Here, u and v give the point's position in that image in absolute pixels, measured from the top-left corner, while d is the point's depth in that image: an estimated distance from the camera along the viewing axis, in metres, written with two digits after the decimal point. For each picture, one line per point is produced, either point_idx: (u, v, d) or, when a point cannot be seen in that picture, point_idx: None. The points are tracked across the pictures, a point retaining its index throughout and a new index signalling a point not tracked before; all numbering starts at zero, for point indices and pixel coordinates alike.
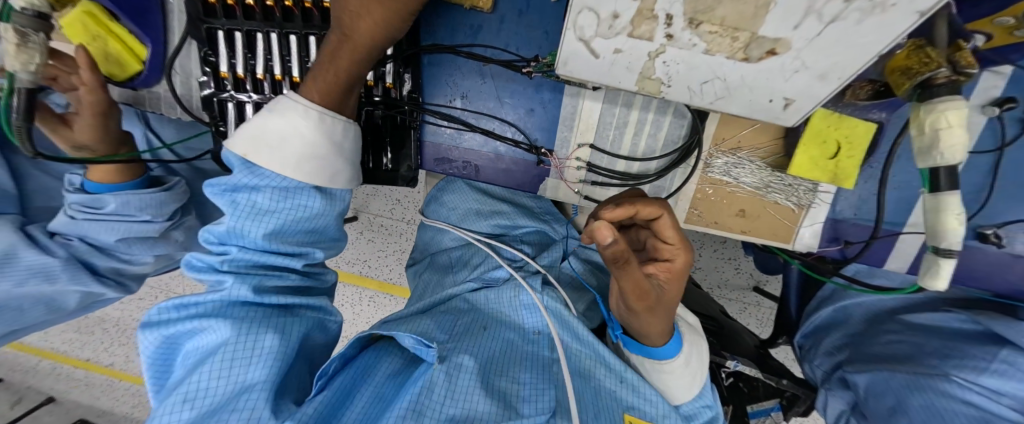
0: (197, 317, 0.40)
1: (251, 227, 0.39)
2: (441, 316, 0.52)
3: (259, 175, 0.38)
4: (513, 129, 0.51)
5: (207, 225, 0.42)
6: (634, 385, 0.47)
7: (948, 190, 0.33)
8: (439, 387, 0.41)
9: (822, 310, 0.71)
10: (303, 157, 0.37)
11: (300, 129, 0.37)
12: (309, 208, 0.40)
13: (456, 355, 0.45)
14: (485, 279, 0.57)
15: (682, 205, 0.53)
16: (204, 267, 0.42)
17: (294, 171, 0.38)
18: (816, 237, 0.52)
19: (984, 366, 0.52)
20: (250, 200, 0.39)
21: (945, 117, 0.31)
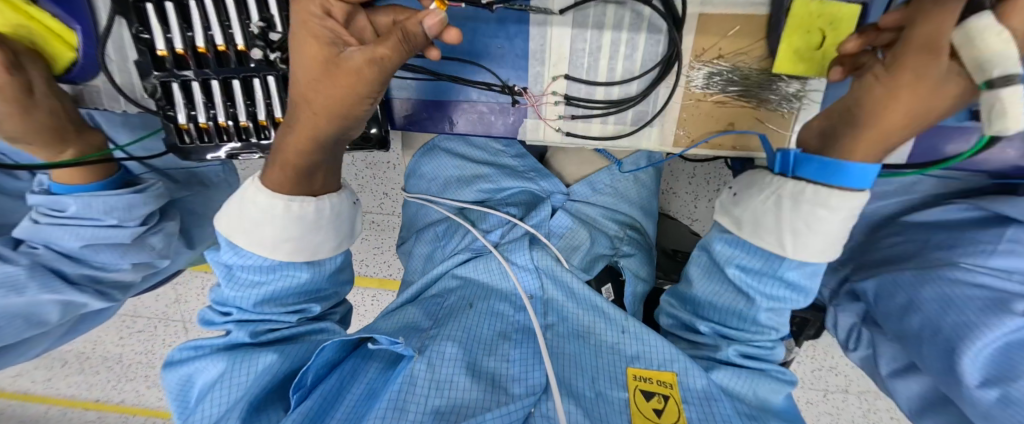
0: (204, 357, 0.52)
1: (246, 295, 0.53)
2: (428, 304, 0.62)
3: (242, 256, 0.51)
4: (483, 70, 0.52)
5: (216, 289, 0.57)
6: (638, 334, 0.53)
7: (983, 24, 0.29)
8: (420, 378, 0.47)
9: None
10: (280, 239, 0.49)
11: (270, 216, 0.48)
12: (301, 277, 0.54)
13: (435, 346, 0.52)
14: (473, 248, 0.66)
15: (667, 127, 0.53)
16: (217, 320, 0.57)
17: (274, 251, 0.49)
18: None
19: (991, 248, 0.51)
20: (244, 275, 0.52)
21: (984, 28, 0.29)
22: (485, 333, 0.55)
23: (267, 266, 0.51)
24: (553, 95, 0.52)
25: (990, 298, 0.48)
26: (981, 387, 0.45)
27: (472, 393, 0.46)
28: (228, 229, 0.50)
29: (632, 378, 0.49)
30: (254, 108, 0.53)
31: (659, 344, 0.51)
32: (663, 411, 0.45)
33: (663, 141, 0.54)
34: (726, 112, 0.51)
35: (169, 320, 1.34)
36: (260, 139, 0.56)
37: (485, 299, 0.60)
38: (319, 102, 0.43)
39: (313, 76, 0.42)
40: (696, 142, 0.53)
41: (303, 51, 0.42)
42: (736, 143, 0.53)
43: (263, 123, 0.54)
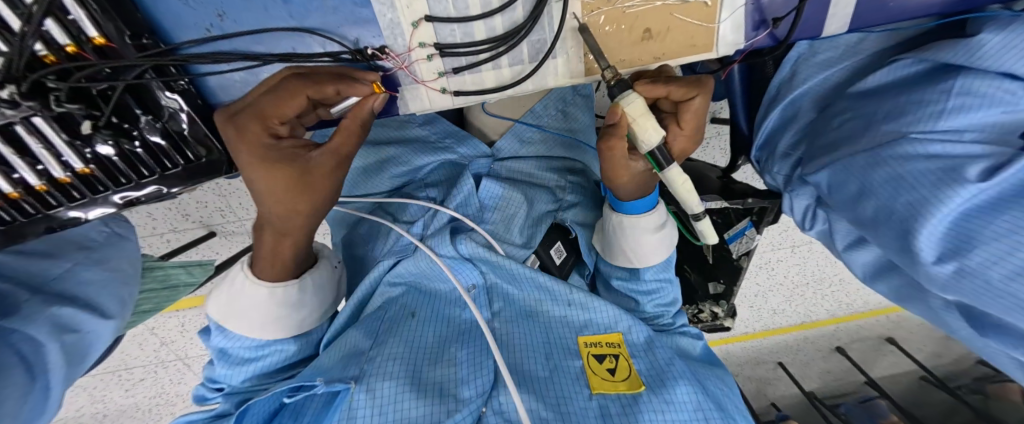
0: None
1: (236, 371, 0.54)
2: (368, 321, 0.56)
3: (232, 338, 0.53)
4: (319, 37, 0.39)
5: (206, 365, 0.58)
6: (583, 303, 0.54)
7: (668, 167, 0.43)
8: (362, 407, 0.44)
9: (772, 112, 0.73)
10: (267, 321, 0.51)
11: (258, 303, 0.50)
12: (288, 349, 0.55)
13: (375, 367, 0.48)
14: (397, 250, 0.59)
15: (573, 54, 0.43)
16: (210, 393, 0.59)
17: (266, 332, 0.51)
18: (738, 29, 0.43)
19: (940, 109, 0.46)
20: (235, 352, 0.54)
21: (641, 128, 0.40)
22: (433, 340, 0.53)
23: (258, 345, 0.53)
24: (423, 48, 0.40)
25: (944, 168, 0.44)
26: (937, 263, 0.45)
27: (422, 408, 0.44)
28: (217, 314, 0.52)
29: (584, 346, 0.51)
30: (40, 165, 0.39)
31: (603, 309, 0.54)
32: (616, 369, 0.49)
33: (572, 72, 0.44)
34: (639, 16, 0.40)
35: (164, 360, 1.34)
36: (71, 199, 0.42)
37: (428, 303, 0.57)
38: (299, 205, 0.43)
39: (286, 194, 0.42)
40: (613, 63, 0.44)
41: (264, 174, 0.41)
42: (659, 52, 0.44)
43: (65, 180, 0.40)
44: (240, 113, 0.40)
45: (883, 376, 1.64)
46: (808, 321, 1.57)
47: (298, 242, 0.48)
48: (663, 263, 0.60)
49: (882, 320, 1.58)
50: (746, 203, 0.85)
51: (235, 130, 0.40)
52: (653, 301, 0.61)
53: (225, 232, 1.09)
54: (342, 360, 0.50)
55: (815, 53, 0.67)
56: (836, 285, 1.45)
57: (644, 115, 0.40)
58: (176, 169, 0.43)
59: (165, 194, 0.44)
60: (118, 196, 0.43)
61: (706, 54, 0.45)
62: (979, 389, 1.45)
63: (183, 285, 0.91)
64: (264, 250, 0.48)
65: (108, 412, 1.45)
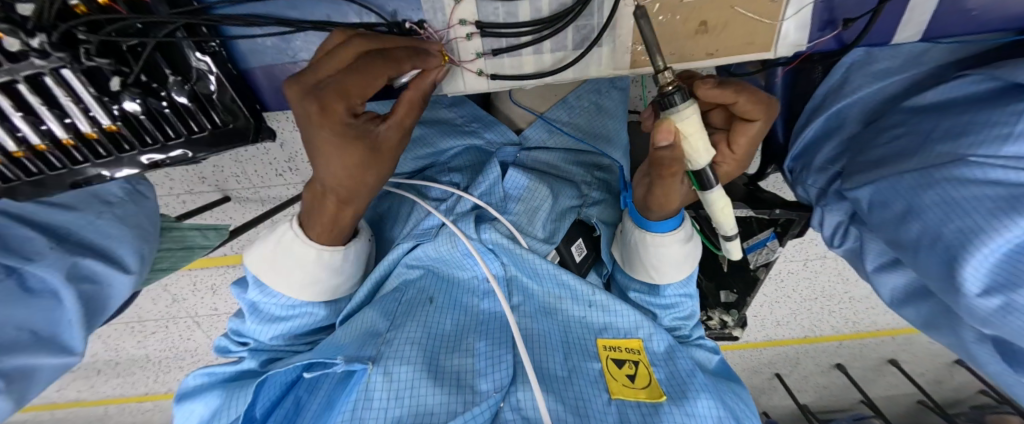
0: (219, 385, 0.53)
1: (265, 330, 0.53)
2: (384, 301, 0.55)
3: (268, 295, 0.52)
4: (357, 6, 0.37)
5: (232, 317, 0.58)
6: (605, 306, 0.53)
7: (710, 188, 0.40)
8: (378, 389, 0.43)
9: (815, 122, 0.69)
10: (307, 283, 0.50)
11: (303, 265, 0.49)
12: (316, 314, 0.55)
13: (391, 349, 0.47)
14: (418, 233, 0.56)
15: (620, 43, 0.40)
16: (231, 345, 0.59)
17: (301, 293, 0.51)
18: (802, 30, 0.40)
19: (1008, 131, 0.42)
20: (268, 310, 0.53)
21: (690, 144, 0.37)
22: (450, 328, 0.52)
23: (291, 304, 0.53)
24: (463, 26, 0.38)
25: (1009, 196, 0.41)
26: (982, 296, 0.42)
27: (440, 396, 0.43)
28: (254, 268, 0.51)
29: (602, 348, 0.50)
30: (67, 119, 0.38)
31: (625, 313, 0.52)
32: (635, 376, 0.48)
33: (616, 63, 0.42)
34: (698, 7, 0.38)
35: (175, 316, 1.38)
36: (97, 156, 0.42)
37: (446, 289, 0.56)
38: (369, 176, 0.42)
39: (360, 168, 0.40)
40: (661, 56, 0.41)
41: (338, 155, 0.39)
42: (713, 48, 0.41)
43: (93, 136, 0.40)
44: (318, 88, 0.35)
45: (881, 396, 1.66)
46: (812, 335, 1.52)
47: (359, 207, 0.47)
48: (683, 279, 0.58)
49: (889, 342, 1.52)
50: (770, 213, 0.80)
51: (314, 106, 0.35)
52: (671, 315, 0.58)
53: (239, 197, 1.09)
54: (357, 339, 0.50)
55: (870, 62, 0.62)
56: (844, 302, 1.41)
57: (699, 132, 0.36)
58: (203, 133, 0.43)
59: (189, 158, 0.44)
60: (145, 155, 0.43)
61: (762, 55, 0.42)
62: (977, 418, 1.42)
63: (199, 247, 0.90)
64: (323, 215, 0.47)
65: (121, 361, 1.50)
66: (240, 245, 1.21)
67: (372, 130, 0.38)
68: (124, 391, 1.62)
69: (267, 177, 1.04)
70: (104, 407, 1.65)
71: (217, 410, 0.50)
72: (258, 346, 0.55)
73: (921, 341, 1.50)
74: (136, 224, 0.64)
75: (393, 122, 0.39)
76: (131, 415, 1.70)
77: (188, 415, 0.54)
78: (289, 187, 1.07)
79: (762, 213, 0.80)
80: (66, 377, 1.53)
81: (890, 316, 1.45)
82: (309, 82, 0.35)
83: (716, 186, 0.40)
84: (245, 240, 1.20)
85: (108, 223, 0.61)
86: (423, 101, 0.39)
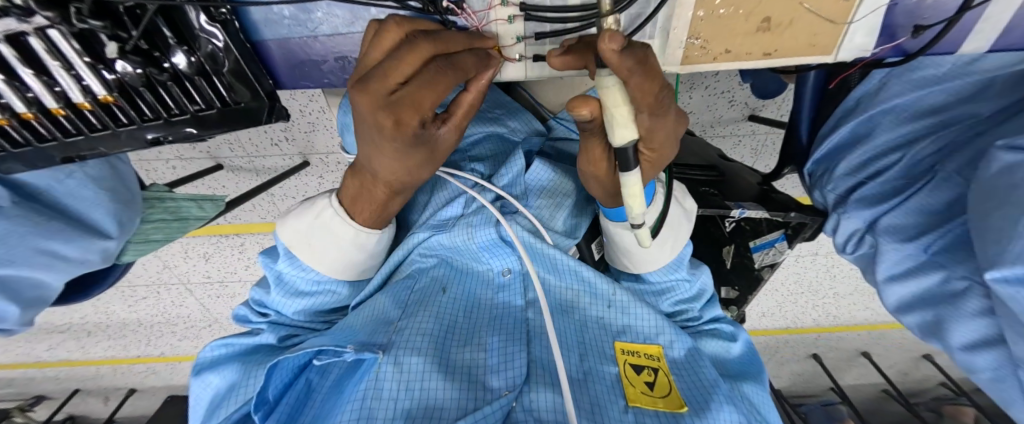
0: (237, 357, 0.51)
1: (286, 303, 0.51)
2: (396, 287, 0.52)
3: (297, 267, 0.49)
4: None
5: (255, 286, 0.55)
6: (625, 308, 0.51)
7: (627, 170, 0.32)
8: (387, 378, 0.39)
9: (843, 127, 0.65)
10: (338, 259, 0.48)
11: (341, 240, 0.47)
12: (339, 293, 0.53)
13: (399, 341, 0.43)
14: (434, 223, 0.53)
15: (674, 39, 0.37)
16: (249, 316, 0.56)
17: (327, 267, 0.49)
18: (870, 34, 0.37)
19: None
20: (293, 283, 0.50)
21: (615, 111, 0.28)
22: (461, 318, 0.48)
23: (318, 280, 0.50)
24: (505, 7, 0.35)
25: None
26: None
27: (452, 391, 0.40)
28: (287, 237, 0.49)
29: (620, 352, 0.49)
30: (58, 87, 0.34)
31: (646, 315, 0.51)
32: (655, 384, 0.46)
33: (666, 59, 0.39)
34: (764, 3, 0.34)
35: (165, 282, 1.34)
36: (93, 127, 0.39)
37: (460, 279, 0.52)
38: (421, 171, 0.41)
39: (420, 168, 0.40)
40: (715, 55, 0.39)
41: (392, 158, 0.38)
42: (771, 48, 0.38)
43: (86, 107, 0.36)
44: (392, 102, 0.32)
45: (851, 385, 1.67)
46: (791, 327, 1.57)
47: (407, 196, 0.47)
48: (669, 265, 0.53)
49: (863, 336, 1.55)
50: (786, 215, 0.70)
51: (387, 120, 0.32)
52: (668, 301, 0.55)
53: (233, 167, 1.04)
54: (367, 327, 0.47)
55: (913, 68, 0.58)
56: (827, 298, 1.43)
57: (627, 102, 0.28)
58: (211, 110, 0.39)
59: (195, 135, 0.41)
60: (147, 131, 0.39)
61: (820, 58, 0.40)
62: (937, 409, 1.48)
63: (194, 219, 0.82)
64: (370, 200, 0.46)
65: (111, 324, 1.48)
66: (233, 215, 1.17)
67: (435, 135, 0.38)
68: (113, 353, 1.60)
69: (263, 146, 0.99)
70: (93, 368, 1.64)
71: (234, 385, 0.47)
72: (278, 319, 0.53)
73: (894, 337, 1.55)
74: (112, 188, 0.57)
75: (452, 124, 0.38)
76: (121, 376, 1.69)
77: (202, 388, 0.51)
78: (285, 158, 1.03)
79: (777, 216, 0.70)
80: (53, 337, 1.50)
81: (870, 312, 1.48)
82: (380, 93, 0.32)
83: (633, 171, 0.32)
84: (239, 211, 1.16)
85: (79, 185, 0.54)
86: (479, 101, 0.38)
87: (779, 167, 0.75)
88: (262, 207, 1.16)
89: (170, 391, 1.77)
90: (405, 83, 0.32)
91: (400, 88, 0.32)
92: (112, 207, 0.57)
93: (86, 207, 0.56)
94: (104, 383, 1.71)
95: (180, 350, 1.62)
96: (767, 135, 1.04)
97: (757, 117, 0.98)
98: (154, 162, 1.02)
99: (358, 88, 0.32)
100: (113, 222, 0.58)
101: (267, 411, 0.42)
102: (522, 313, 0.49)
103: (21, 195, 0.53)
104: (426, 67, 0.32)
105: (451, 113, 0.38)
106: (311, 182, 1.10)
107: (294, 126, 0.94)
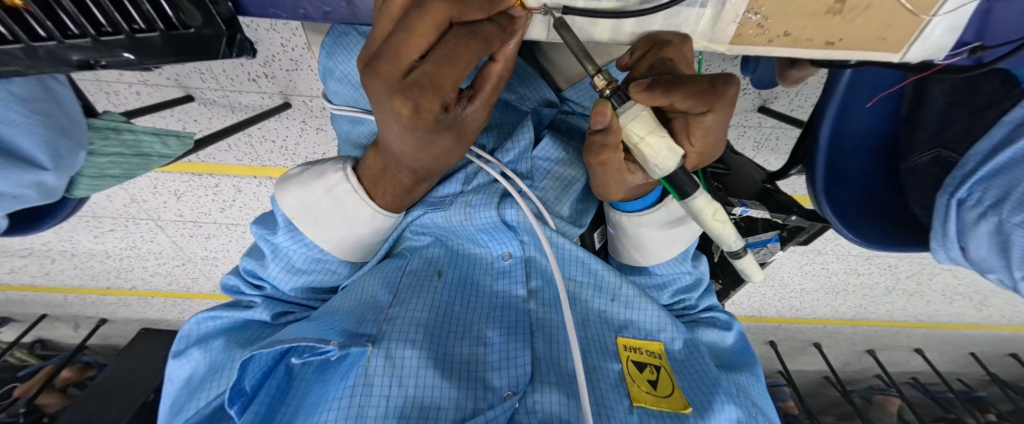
0: (223, 334, 0.46)
1: (283, 279, 0.45)
2: (388, 265, 0.45)
3: (300, 243, 0.43)
4: None
5: (245, 255, 0.49)
6: (628, 301, 0.47)
7: (693, 192, 0.33)
8: (378, 376, 0.34)
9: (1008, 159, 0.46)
10: (344, 240, 0.43)
11: (352, 221, 0.42)
12: (338, 272, 0.47)
13: (392, 329, 0.37)
14: (432, 199, 0.45)
15: (730, 10, 0.32)
16: (236, 287, 0.50)
17: (333, 248, 0.43)
18: (950, 36, 0.32)
19: None
20: (289, 259, 0.44)
21: (636, 133, 0.31)
22: (460, 304, 0.42)
23: (320, 258, 0.45)
24: None
25: None
26: None
27: (449, 390, 0.34)
28: (289, 209, 0.42)
29: (622, 348, 0.45)
30: None
31: (650, 312, 0.47)
32: (657, 383, 0.42)
33: (715, 34, 0.34)
34: None
35: (125, 216, 1.25)
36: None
37: (455, 263, 0.45)
38: (451, 153, 0.36)
39: (447, 154, 0.36)
40: (771, 35, 0.33)
41: (413, 143, 0.33)
42: (835, 36, 0.33)
43: None
44: (408, 84, 0.27)
45: (795, 369, 1.75)
46: (757, 314, 1.59)
47: (430, 178, 0.41)
48: (676, 257, 0.51)
49: (818, 328, 1.59)
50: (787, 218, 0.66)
51: (404, 108, 0.28)
52: (668, 293, 0.51)
53: (204, 99, 0.93)
54: (353, 310, 0.40)
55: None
56: (796, 292, 1.45)
57: (656, 123, 0.31)
58: (153, 32, 0.32)
59: (135, 61, 0.33)
60: (73, 52, 0.31)
61: (885, 54, 0.35)
62: (867, 397, 1.54)
63: (158, 156, 0.69)
64: (394, 184, 0.41)
65: (65, 253, 1.38)
66: (206, 154, 1.06)
67: (460, 117, 0.32)
68: (80, 283, 1.51)
69: (239, 80, 0.88)
70: (51, 295, 1.56)
71: (217, 366, 0.42)
72: (269, 293, 0.48)
73: (847, 332, 1.60)
74: (46, 111, 0.49)
75: (479, 101, 0.33)
76: (90, 305, 1.62)
77: (183, 366, 0.46)
78: (263, 96, 0.93)
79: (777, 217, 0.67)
80: (13, 261, 1.40)
81: (829, 308, 1.51)
82: (393, 76, 0.27)
83: (699, 191, 0.33)
84: (212, 149, 1.05)
85: (6, 105, 0.46)
86: (509, 71, 0.32)
87: (791, 167, 0.71)
88: (238, 148, 1.05)
89: (143, 323, 1.73)
90: (424, 58, 0.27)
91: (416, 67, 0.27)
92: (49, 133, 0.50)
93: (13, 132, 0.48)
94: (73, 311, 1.63)
95: (143, 285, 1.56)
96: (773, 128, 0.99)
97: (768, 108, 0.92)
98: (115, 85, 0.90)
99: (369, 73, 0.27)
100: (50, 153, 0.50)
101: (246, 403, 0.36)
102: (524, 302, 0.43)
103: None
104: (444, 36, 0.27)
105: (479, 89, 0.32)
106: (291, 125, 1.00)
107: (274, 62, 0.85)
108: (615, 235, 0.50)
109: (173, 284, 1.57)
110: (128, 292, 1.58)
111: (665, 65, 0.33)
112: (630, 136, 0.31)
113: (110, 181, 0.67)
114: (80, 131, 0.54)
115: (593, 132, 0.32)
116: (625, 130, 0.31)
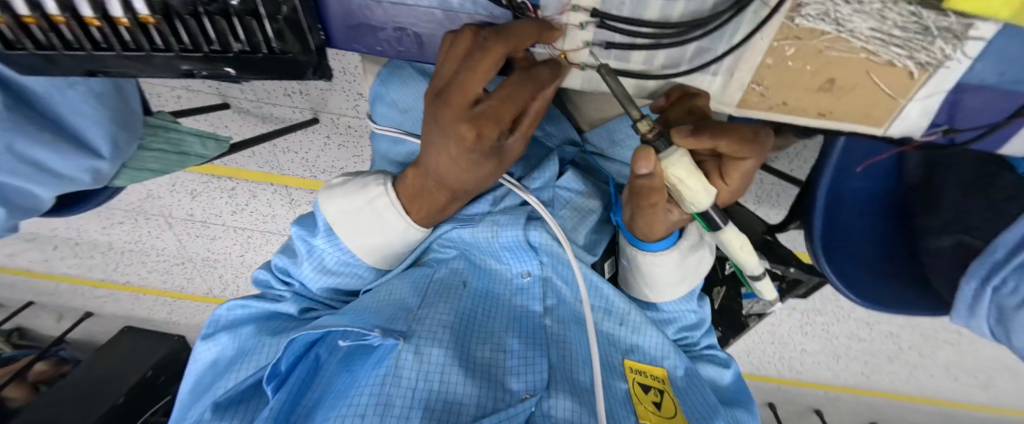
0: (252, 323, 0.49)
1: (314, 278, 0.49)
2: (415, 273, 0.49)
3: (335, 246, 0.47)
4: None
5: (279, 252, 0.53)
6: (635, 327, 0.50)
7: (723, 226, 0.37)
8: (409, 368, 0.37)
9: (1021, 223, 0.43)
10: (379, 247, 0.47)
11: (388, 229, 0.46)
12: (361, 275, 0.51)
13: (422, 327, 0.41)
14: (461, 216, 0.50)
15: (737, 79, 0.37)
16: (265, 280, 0.54)
17: (366, 253, 0.47)
18: (925, 116, 0.38)
19: None
20: (322, 260, 0.48)
21: (676, 175, 0.33)
22: (482, 313, 0.45)
23: (349, 262, 0.49)
24: (576, 14, 0.34)
25: None
26: None
27: (472, 388, 0.37)
28: (331, 214, 0.46)
29: (629, 370, 0.48)
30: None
31: (654, 339, 0.50)
32: (661, 406, 0.45)
33: (725, 98, 0.40)
34: (832, 65, 0.35)
35: (145, 211, 1.30)
36: (129, 49, 0.36)
37: (478, 276, 0.49)
38: (489, 176, 0.41)
39: (487, 178, 0.41)
40: (772, 103, 0.39)
41: (460, 164, 0.37)
42: (827, 108, 0.39)
43: (124, 23, 0.34)
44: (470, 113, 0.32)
45: None
46: (754, 372, 1.57)
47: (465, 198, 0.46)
48: (684, 295, 0.54)
49: (818, 394, 1.56)
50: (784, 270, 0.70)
51: (465, 132, 0.33)
52: (670, 325, 0.55)
53: (243, 109, 1.01)
54: (382, 309, 0.43)
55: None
56: (795, 352, 1.44)
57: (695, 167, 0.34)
58: (253, 54, 0.38)
59: (234, 74, 0.40)
60: (184, 63, 0.38)
61: (870, 126, 0.40)
62: None
63: (196, 156, 0.74)
64: (431, 201, 0.45)
65: (79, 241, 1.42)
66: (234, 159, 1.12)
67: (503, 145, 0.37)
68: (82, 273, 1.53)
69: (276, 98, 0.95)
70: (53, 283, 1.58)
71: (246, 350, 0.45)
72: (297, 289, 0.52)
73: (850, 404, 1.54)
74: (114, 107, 0.55)
75: (520, 133, 0.38)
76: (82, 297, 1.63)
77: (209, 350, 0.49)
78: (298, 111, 1.00)
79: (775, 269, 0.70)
80: (23, 244, 1.43)
81: (829, 373, 1.48)
82: (459, 106, 0.32)
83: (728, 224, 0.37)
84: (241, 155, 1.11)
85: (82, 99, 0.51)
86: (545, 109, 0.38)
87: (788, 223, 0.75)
88: (265, 156, 1.11)
89: (127, 321, 1.71)
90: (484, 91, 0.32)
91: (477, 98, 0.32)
92: (110, 126, 0.55)
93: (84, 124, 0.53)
94: (65, 301, 1.63)
95: (145, 280, 1.58)
96: (774, 186, 1.05)
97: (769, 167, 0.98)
98: (159, 88, 0.98)
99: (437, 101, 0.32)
100: (109, 142, 0.56)
101: (279, 383, 0.39)
102: (540, 318, 0.46)
103: (16, 98, 0.49)
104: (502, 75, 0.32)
105: (519, 123, 0.37)
106: (319, 140, 1.07)
107: (315, 82, 0.92)
108: (629, 268, 0.52)
109: (173, 283, 1.58)
110: (128, 286, 1.59)
111: (694, 113, 0.36)
112: (671, 179, 0.34)
113: (149, 175, 0.70)
114: (135, 123, 0.60)
115: (638, 176, 0.35)
116: (667, 173, 0.34)
